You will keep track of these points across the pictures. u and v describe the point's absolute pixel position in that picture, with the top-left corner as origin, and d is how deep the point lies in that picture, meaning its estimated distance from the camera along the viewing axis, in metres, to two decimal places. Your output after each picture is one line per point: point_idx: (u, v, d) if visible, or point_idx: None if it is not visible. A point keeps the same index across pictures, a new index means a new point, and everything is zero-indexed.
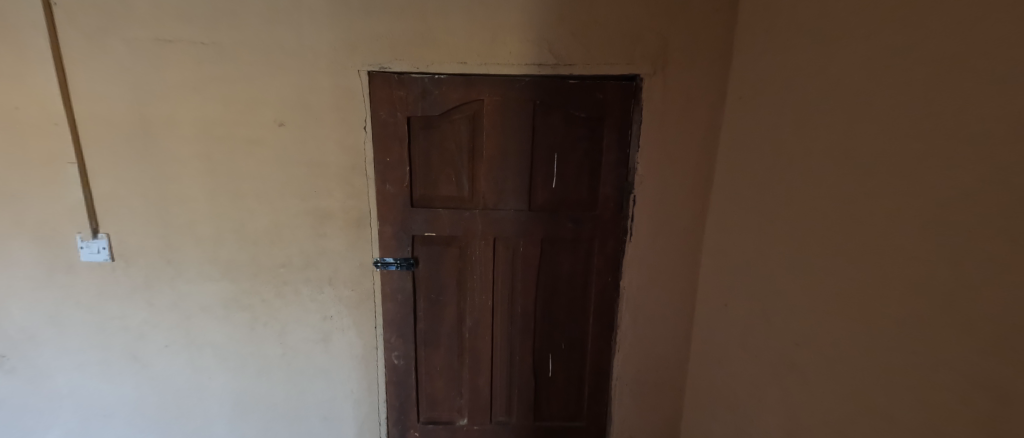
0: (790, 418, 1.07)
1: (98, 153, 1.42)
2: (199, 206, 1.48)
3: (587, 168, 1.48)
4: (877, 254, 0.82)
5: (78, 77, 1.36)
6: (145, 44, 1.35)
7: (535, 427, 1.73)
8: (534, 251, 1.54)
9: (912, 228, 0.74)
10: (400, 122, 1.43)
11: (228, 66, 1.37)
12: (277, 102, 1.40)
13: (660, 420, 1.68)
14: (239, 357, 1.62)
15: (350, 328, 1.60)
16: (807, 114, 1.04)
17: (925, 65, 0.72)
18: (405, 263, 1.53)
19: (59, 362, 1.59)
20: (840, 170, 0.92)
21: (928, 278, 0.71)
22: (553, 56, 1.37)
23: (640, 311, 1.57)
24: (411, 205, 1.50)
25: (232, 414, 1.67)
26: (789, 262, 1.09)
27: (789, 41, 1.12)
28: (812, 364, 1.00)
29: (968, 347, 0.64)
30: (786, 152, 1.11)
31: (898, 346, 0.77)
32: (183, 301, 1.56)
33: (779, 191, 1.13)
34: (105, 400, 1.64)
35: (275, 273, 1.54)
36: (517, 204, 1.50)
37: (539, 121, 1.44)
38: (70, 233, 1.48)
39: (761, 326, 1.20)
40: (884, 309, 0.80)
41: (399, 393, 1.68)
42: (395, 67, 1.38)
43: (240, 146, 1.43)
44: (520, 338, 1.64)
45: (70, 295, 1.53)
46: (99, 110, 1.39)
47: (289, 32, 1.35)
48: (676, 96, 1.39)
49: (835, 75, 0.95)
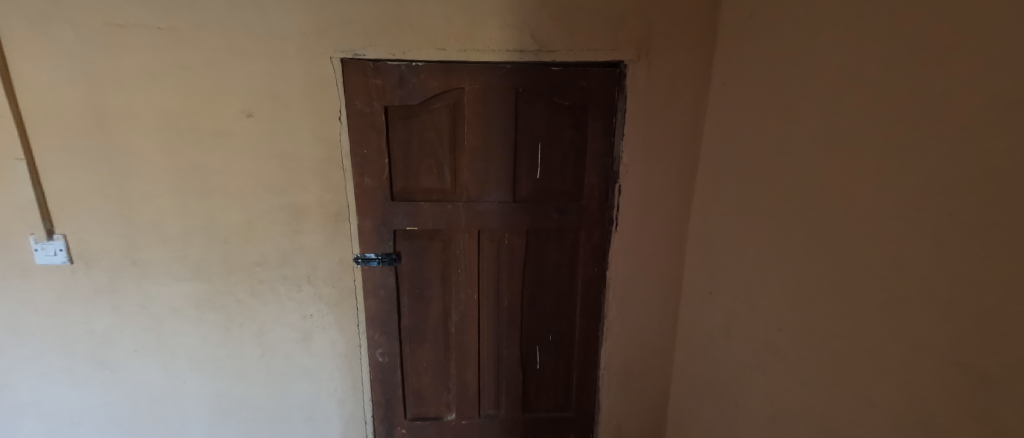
0: (775, 405, 1.09)
1: (50, 148, 1.32)
2: (165, 203, 1.40)
3: (571, 158, 1.46)
4: (860, 243, 0.82)
5: (21, 65, 1.25)
6: (96, 29, 1.25)
7: (524, 419, 1.73)
8: (519, 243, 1.52)
9: (895, 211, 0.74)
10: (378, 112, 1.36)
11: (189, 52, 1.28)
12: (245, 91, 1.32)
13: (647, 408, 1.70)
14: (215, 359, 1.55)
15: (332, 325, 1.55)
16: (790, 100, 1.03)
17: (911, 47, 0.71)
18: (388, 259, 1.49)
19: (19, 372, 1.50)
20: (824, 156, 0.91)
21: (912, 261, 0.71)
22: (536, 42, 1.32)
23: (627, 300, 1.57)
24: (391, 199, 1.45)
25: (211, 420, 1.62)
26: (772, 249, 1.10)
27: (772, 26, 1.10)
28: (797, 353, 1.01)
29: (950, 330, 0.65)
30: (769, 139, 1.11)
31: (881, 329, 0.78)
32: (152, 303, 1.48)
33: (764, 179, 1.13)
34: (72, 408, 1.56)
35: (250, 272, 1.48)
36: (501, 195, 1.47)
37: (522, 110, 1.40)
38: (21, 234, 1.38)
39: (745, 313, 1.21)
40: (866, 293, 0.81)
41: (385, 390, 1.64)
42: (370, 54, 1.31)
43: (206, 138, 1.35)
44: (507, 330, 1.62)
45: (26, 300, 1.44)
46: (48, 102, 1.29)
47: (255, 15, 1.27)
48: (660, 83, 1.37)
49: (819, 60, 0.94)
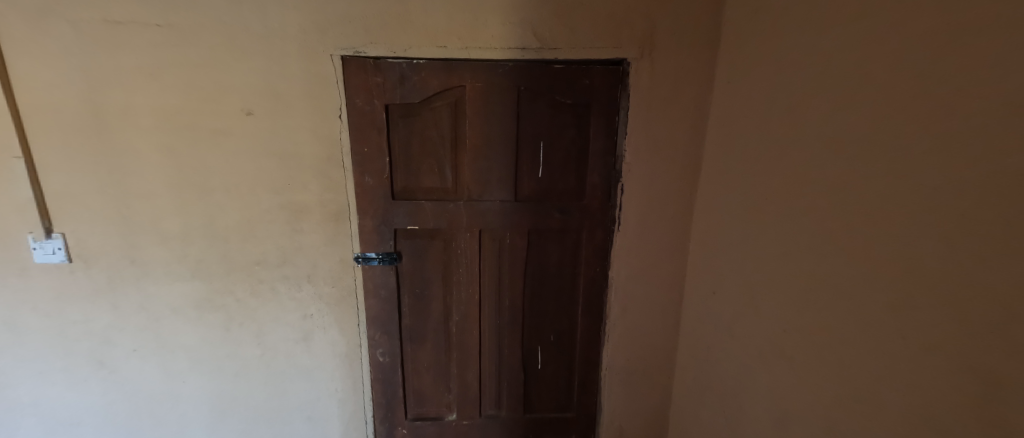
0: (779, 407, 1.08)
1: (47, 146, 1.31)
2: (164, 201, 1.39)
3: (574, 157, 1.44)
4: (866, 246, 0.81)
5: (19, 62, 1.24)
6: (94, 26, 1.23)
7: (526, 419, 1.72)
8: (521, 243, 1.51)
9: (902, 212, 0.73)
10: (378, 110, 1.35)
11: (188, 49, 1.27)
12: (245, 89, 1.31)
13: (650, 408, 1.69)
14: (215, 359, 1.54)
15: (332, 325, 1.54)
16: (795, 98, 1.02)
17: (916, 46, 0.70)
18: (388, 258, 1.48)
19: (17, 371, 1.49)
20: (829, 156, 0.90)
21: (918, 262, 0.70)
22: (538, 39, 1.31)
23: (630, 300, 1.56)
24: (392, 197, 1.44)
25: (211, 420, 1.61)
26: (776, 249, 1.09)
27: (777, 24, 1.09)
28: (801, 356, 1.00)
29: (959, 333, 0.64)
30: (774, 138, 1.09)
31: (887, 331, 0.77)
32: (151, 302, 1.47)
33: (768, 179, 1.11)
34: (71, 409, 1.55)
35: (250, 271, 1.47)
36: (502, 195, 1.45)
37: (524, 108, 1.39)
38: (20, 233, 1.37)
39: (749, 314, 1.20)
40: (873, 297, 0.79)
41: (385, 390, 1.63)
42: (370, 52, 1.30)
43: (205, 136, 1.34)
44: (508, 330, 1.61)
45: (25, 299, 1.43)
46: (46, 100, 1.28)
47: (254, 12, 1.26)
48: (664, 81, 1.35)
49: (825, 58, 0.92)
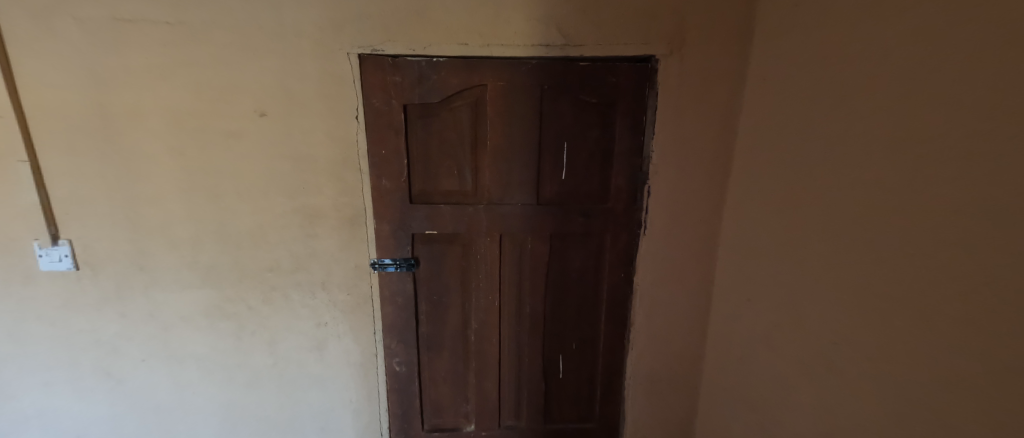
0: (821, 422, 1.02)
1: (53, 150, 1.27)
2: (174, 206, 1.34)
3: (598, 159, 1.39)
4: (913, 254, 0.76)
5: (24, 62, 1.20)
6: (101, 24, 1.19)
7: (546, 430, 1.67)
8: (543, 248, 1.45)
9: (954, 219, 0.68)
10: (396, 110, 1.30)
11: (199, 48, 1.22)
12: (257, 89, 1.26)
13: (675, 418, 1.63)
14: (226, 368, 1.50)
15: (347, 334, 1.49)
16: (833, 95, 0.96)
17: (969, 37, 0.65)
18: (405, 264, 1.42)
19: (23, 382, 1.45)
20: (870, 158, 0.84)
21: (972, 273, 0.65)
22: (562, 35, 1.26)
23: (655, 306, 1.50)
24: (409, 201, 1.39)
25: (221, 431, 1.56)
26: (814, 256, 1.03)
27: (815, 18, 1.03)
28: (844, 370, 0.94)
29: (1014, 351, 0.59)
30: (811, 138, 1.03)
31: (937, 346, 0.71)
32: (160, 311, 1.42)
33: (805, 181, 1.05)
34: (79, 421, 1.51)
35: (262, 278, 1.42)
36: (524, 198, 1.40)
37: (547, 108, 1.33)
38: (25, 240, 1.32)
39: (786, 323, 1.14)
40: (923, 310, 0.74)
41: (402, 401, 1.58)
42: (388, 49, 1.25)
43: (215, 138, 1.29)
44: (529, 338, 1.56)
45: (29, 308, 1.39)
46: (51, 101, 1.23)
47: (266, 9, 1.21)
48: (693, 79, 1.30)
49: (865, 52, 0.86)
